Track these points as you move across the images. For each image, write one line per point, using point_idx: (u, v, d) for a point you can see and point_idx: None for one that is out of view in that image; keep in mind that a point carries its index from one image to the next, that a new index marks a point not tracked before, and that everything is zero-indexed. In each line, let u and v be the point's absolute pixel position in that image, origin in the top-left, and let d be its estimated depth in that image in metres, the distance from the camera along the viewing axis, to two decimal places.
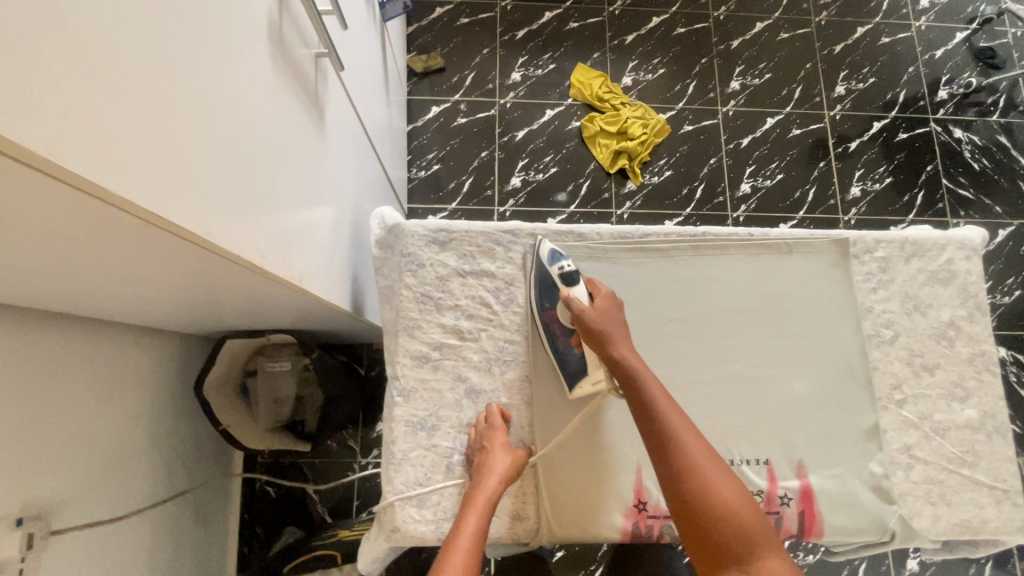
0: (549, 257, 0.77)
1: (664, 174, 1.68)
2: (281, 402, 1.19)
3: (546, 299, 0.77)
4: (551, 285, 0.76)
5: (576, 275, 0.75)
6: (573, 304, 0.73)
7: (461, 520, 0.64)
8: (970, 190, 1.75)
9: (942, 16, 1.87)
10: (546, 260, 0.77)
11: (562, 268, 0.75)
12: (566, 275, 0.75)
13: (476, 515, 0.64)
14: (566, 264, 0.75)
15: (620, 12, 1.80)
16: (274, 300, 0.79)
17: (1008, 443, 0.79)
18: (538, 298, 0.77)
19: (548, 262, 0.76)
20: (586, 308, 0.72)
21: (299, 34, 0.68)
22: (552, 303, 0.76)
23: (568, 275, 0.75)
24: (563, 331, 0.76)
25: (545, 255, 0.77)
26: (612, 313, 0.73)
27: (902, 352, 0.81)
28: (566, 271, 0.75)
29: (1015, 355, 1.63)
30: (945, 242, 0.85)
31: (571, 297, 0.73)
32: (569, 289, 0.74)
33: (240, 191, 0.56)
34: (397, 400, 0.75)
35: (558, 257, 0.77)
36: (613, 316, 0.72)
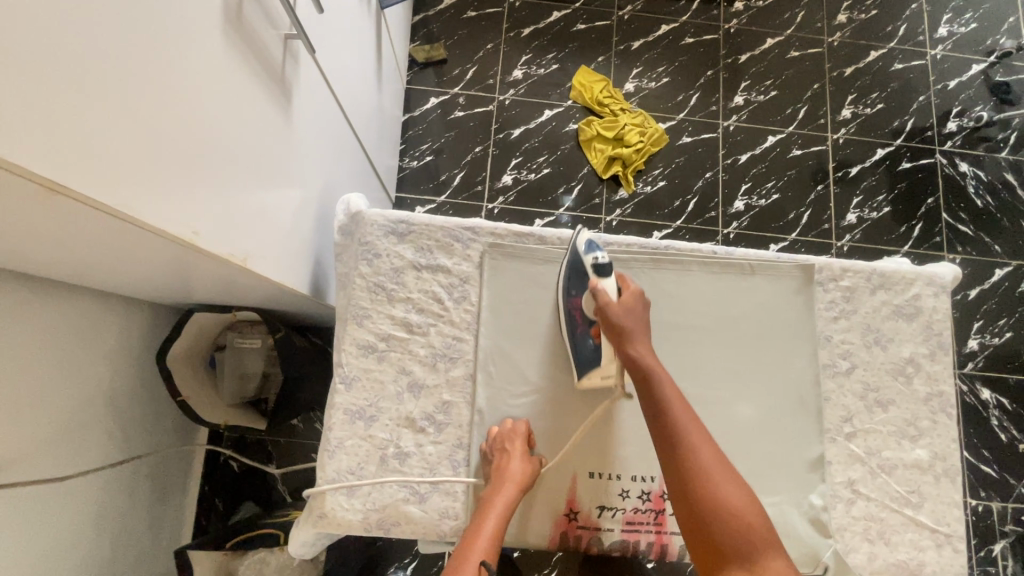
0: (584, 246, 0.75)
1: (658, 184, 1.67)
2: (247, 377, 1.20)
3: (573, 285, 0.76)
4: (583, 274, 0.75)
5: (610, 269, 0.73)
6: (599, 295, 0.71)
7: (478, 523, 0.65)
8: (970, 226, 1.71)
9: (959, 46, 1.83)
10: (581, 248, 0.75)
11: (596, 259, 0.73)
12: (599, 267, 0.73)
13: (493, 518, 0.66)
14: (600, 256, 0.74)
15: (629, 17, 1.78)
16: (229, 278, 0.79)
17: (957, 488, 0.77)
18: (566, 282, 0.77)
19: (583, 251, 0.75)
20: (611, 302, 0.71)
21: (263, 13, 0.68)
22: (579, 292, 0.75)
23: (601, 267, 0.73)
24: (583, 321, 0.75)
25: (580, 244, 0.76)
26: (636, 312, 0.71)
27: (857, 386, 0.80)
28: (599, 262, 0.73)
29: (997, 398, 1.60)
30: (914, 277, 0.83)
31: (598, 288, 0.72)
32: (599, 280, 0.72)
33: (174, 165, 0.55)
34: (338, 387, 0.75)
35: (593, 248, 0.75)
36: (637, 313, 0.71)
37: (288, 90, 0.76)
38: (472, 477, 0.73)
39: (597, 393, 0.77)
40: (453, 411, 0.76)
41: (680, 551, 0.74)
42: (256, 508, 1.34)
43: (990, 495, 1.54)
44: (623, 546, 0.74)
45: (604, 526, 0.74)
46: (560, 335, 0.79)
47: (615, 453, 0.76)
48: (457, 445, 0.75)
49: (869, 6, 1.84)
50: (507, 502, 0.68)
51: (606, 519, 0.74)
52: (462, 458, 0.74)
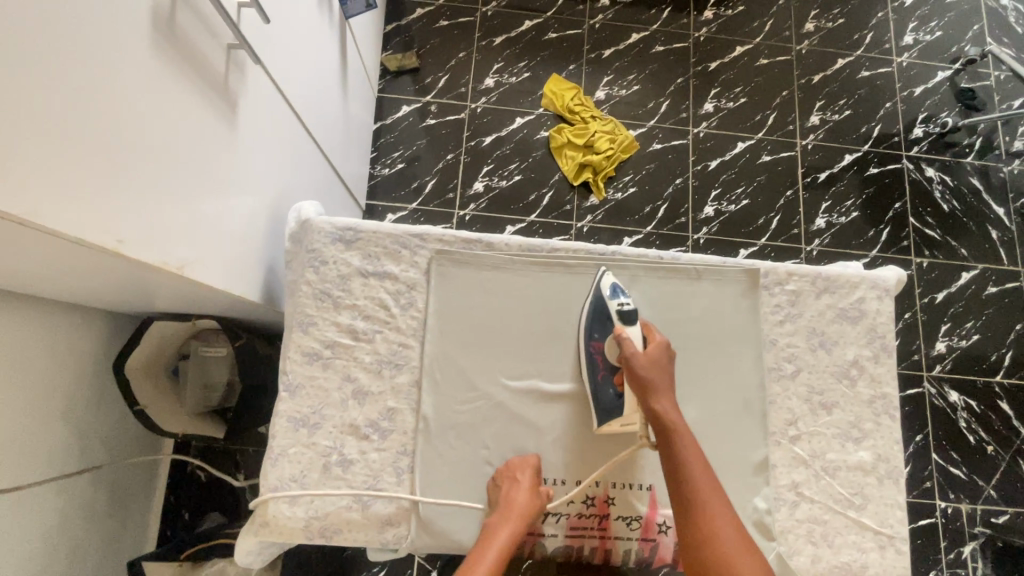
0: (609, 290, 0.77)
1: (628, 191, 1.68)
2: (211, 387, 1.18)
3: (595, 329, 0.77)
4: (608, 318, 0.76)
5: (636, 316, 0.74)
6: (624, 344, 0.72)
7: (478, 551, 0.65)
8: (937, 231, 1.73)
9: (925, 54, 1.86)
10: (607, 292, 0.77)
11: (621, 305, 0.74)
12: (625, 313, 0.74)
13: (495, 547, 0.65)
14: (626, 302, 0.75)
15: (600, 26, 1.80)
16: (174, 288, 0.78)
17: (899, 489, 0.78)
18: (587, 326, 0.78)
19: (609, 295, 0.76)
20: (636, 353, 0.72)
21: (199, 23, 0.68)
22: (602, 336, 0.76)
23: (626, 313, 0.74)
24: (606, 367, 0.76)
25: (606, 288, 0.77)
26: (662, 363, 0.72)
27: (802, 389, 0.80)
28: (626, 308, 0.74)
29: (965, 401, 1.62)
30: (858, 281, 0.84)
31: (624, 335, 0.73)
32: (625, 327, 0.74)
33: (96, 174, 0.54)
34: (282, 395, 0.75)
35: (618, 292, 0.76)
36: (662, 366, 0.72)
37: (232, 100, 0.76)
38: (415, 485, 0.73)
39: (544, 399, 0.78)
40: (397, 418, 0.76)
41: (623, 555, 0.75)
42: (222, 517, 1.33)
43: (959, 497, 1.55)
44: (567, 550, 0.75)
45: (547, 532, 0.74)
46: (507, 341, 0.79)
47: (560, 459, 0.76)
48: (402, 452, 0.75)
49: (836, 15, 1.87)
50: (514, 530, 0.67)
51: (549, 525, 0.74)
52: (406, 465, 0.74)
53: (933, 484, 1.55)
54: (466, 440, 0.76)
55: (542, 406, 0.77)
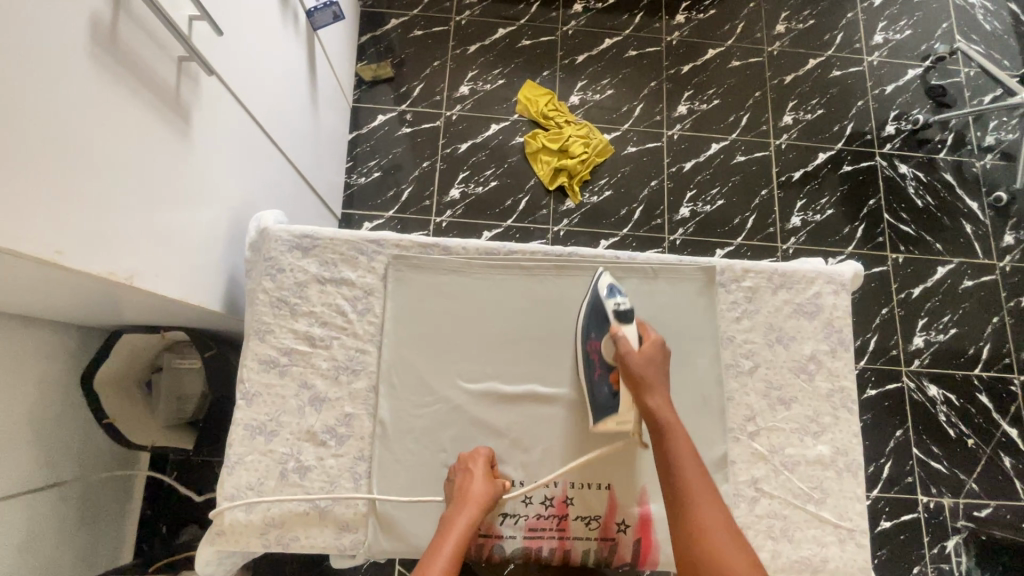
0: (606, 290, 0.76)
1: (604, 194, 1.69)
2: (185, 398, 1.18)
3: (591, 328, 0.77)
4: (604, 317, 0.76)
5: (632, 315, 0.74)
6: (619, 342, 0.72)
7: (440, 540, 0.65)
8: (912, 226, 1.75)
9: (895, 52, 1.88)
10: (603, 291, 0.76)
11: (618, 305, 0.74)
12: (621, 312, 0.74)
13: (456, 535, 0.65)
14: (622, 301, 0.74)
15: (573, 32, 1.82)
16: (131, 300, 0.78)
17: (858, 482, 0.79)
18: (586, 324, 0.78)
19: (604, 294, 0.76)
20: (632, 351, 0.72)
21: (143, 37, 0.69)
22: (598, 335, 0.77)
23: (622, 312, 0.74)
24: (602, 366, 0.76)
25: (603, 288, 0.76)
26: (657, 362, 0.72)
27: (760, 385, 0.81)
28: (621, 307, 0.74)
29: (944, 394, 1.62)
30: (814, 276, 0.85)
31: (619, 334, 0.73)
32: (621, 326, 0.74)
33: (39, 185, 0.54)
34: (238, 403, 0.75)
35: (614, 291, 0.76)
36: (657, 364, 0.72)
37: (183, 112, 0.77)
38: (372, 489, 0.74)
39: (502, 400, 0.78)
40: (355, 424, 0.76)
41: (582, 555, 0.75)
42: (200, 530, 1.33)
43: (941, 491, 1.55)
44: (525, 553, 0.75)
45: (505, 534, 0.74)
46: (466, 344, 0.80)
47: (518, 459, 0.77)
48: (359, 457, 0.75)
49: (807, 16, 1.89)
50: (472, 517, 0.67)
51: (507, 527, 0.75)
52: (363, 471, 0.75)
53: (915, 479, 1.56)
54: (423, 445, 0.76)
55: (500, 408, 0.78)
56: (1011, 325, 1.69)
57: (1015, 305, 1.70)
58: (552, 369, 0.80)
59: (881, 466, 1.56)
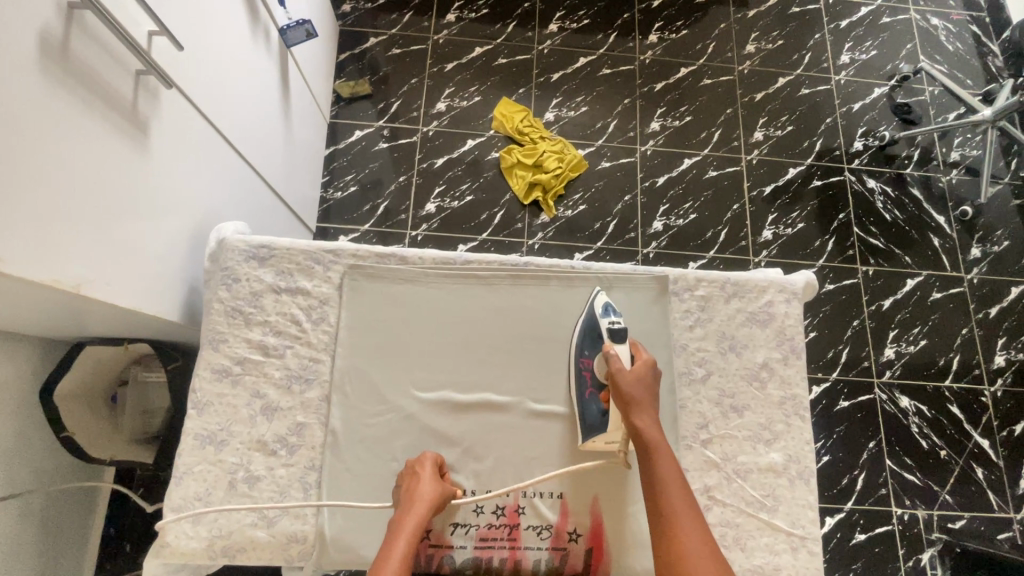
0: (601, 309, 0.84)
1: (578, 208, 1.72)
2: (151, 412, 1.15)
3: (585, 346, 0.84)
4: (599, 336, 0.83)
5: (625, 335, 0.81)
6: (613, 361, 0.79)
7: (389, 544, 0.68)
8: (881, 239, 1.78)
9: (862, 72, 1.93)
10: (599, 310, 0.84)
11: (612, 324, 0.81)
12: (615, 331, 0.81)
13: (404, 538, 0.68)
14: (615, 321, 0.81)
15: (549, 51, 1.86)
16: (86, 312, 0.78)
17: (810, 489, 0.82)
18: (579, 342, 0.85)
19: (599, 313, 0.83)
20: (624, 369, 0.78)
21: (99, 52, 0.71)
22: (591, 353, 0.84)
23: (616, 331, 0.81)
24: (593, 384, 0.83)
25: (598, 307, 0.84)
26: (646, 382, 0.77)
27: (712, 393, 0.85)
28: (615, 326, 0.81)
29: (916, 406, 1.64)
30: (766, 285, 0.89)
31: (612, 352, 0.79)
32: (614, 345, 0.80)
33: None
34: (189, 413, 0.81)
35: (609, 312, 0.83)
36: (646, 383, 0.77)
37: (142, 125, 0.78)
38: (321, 498, 0.80)
39: (454, 409, 0.84)
40: (306, 432, 0.83)
41: (534, 565, 0.81)
42: None
43: (915, 503, 1.56)
44: (476, 562, 0.81)
45: (455, 543, 0.80)
46: (421, 353, 0.87)
47: (470, 468, 0.83)
48: (310, 466, 0.82)
49: (776, 36, 1.94)
50: (418, 520, 0.71)
51: (458, 536, 0.81)
52: (314, 481, 0.81)
53: (889, 491, 1.57)
54: (375, 453, 0.83)
55: (452, 414, 0.84)
56: (981, 336, 1.71)
57: (984, 316, 1.73)
58: (504, 376, 0.86)
59: (854, 478, 1.57)
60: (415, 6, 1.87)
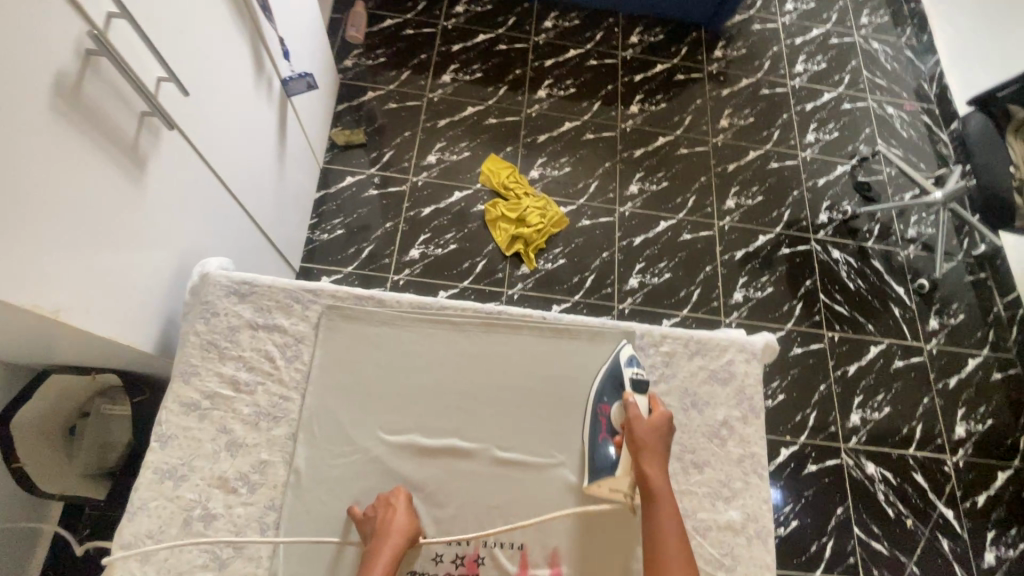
0: (625, 359, 0.88)
1: (558, 262, 1.78)
2: (108, 446, 1.11)
3: (606, 393, 0.87)
4: (621, 384, 0.86)
5: (645, 386, 0.84)
6: (631, 409, 0.82)
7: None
8: (845, 307, 1.86)
9: (826, 150, 2.08)
10: (623, 359, 0.88)
11: (635, 373, 0.85)
12: (636, 381, 0.85)
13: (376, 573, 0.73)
14: (638, 371, 0.85)
15: (537, 114, 1.98)
16: (58, 340, 0.78)
17: (767, 549, 0.84)
18: (601, 388, 0.88)
19: (623, 362, 0.87)
20: (640, 418, 0.81)
21: (109, 93, 0.76)
22: (610, 399, 0.86)
23: (637, 381, 0.84)
24: (607, 429, 0.84)
25: (623, 357, 0.88)
26: (661, 433, 0.80)
27: (674, 448, 0.88)
28: (636, 375, 0.85)
29: (882, 472, 1.67)
30: (727, 344, 0.93)
31: (630, 399, 0.83)
32: (634, 394, 0.84)
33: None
34: (153, 445, 0.81)
35: (633, 362, 0.87)
36: (661, 435, 0.80)
37: (140, 162, 0.82)
38: (279, 540, 0.79)
39: (419, 453, 0.85)
40: (268, 471, 0.83)
41: None
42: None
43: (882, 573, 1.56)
44: None
45: None
46: (392, 394, 0.88)
47: (431, 514, 0.83)
48: (270, 506, 0.81)
49: (747, 114, 2.10)
50: (394, 550, 0.75)
51: None
52: (272, 521, 0.81)
53: (857, 559, 1.57)
54: (337, 495, 0.83)
55: (417, 458, 0.85)
56: (941, 405, 1.77)
57: (943, 385, 1.79)
58: (473, 422, 0.88)
59: (823, 545, 1.57)
60: (414, 65, 1.99)
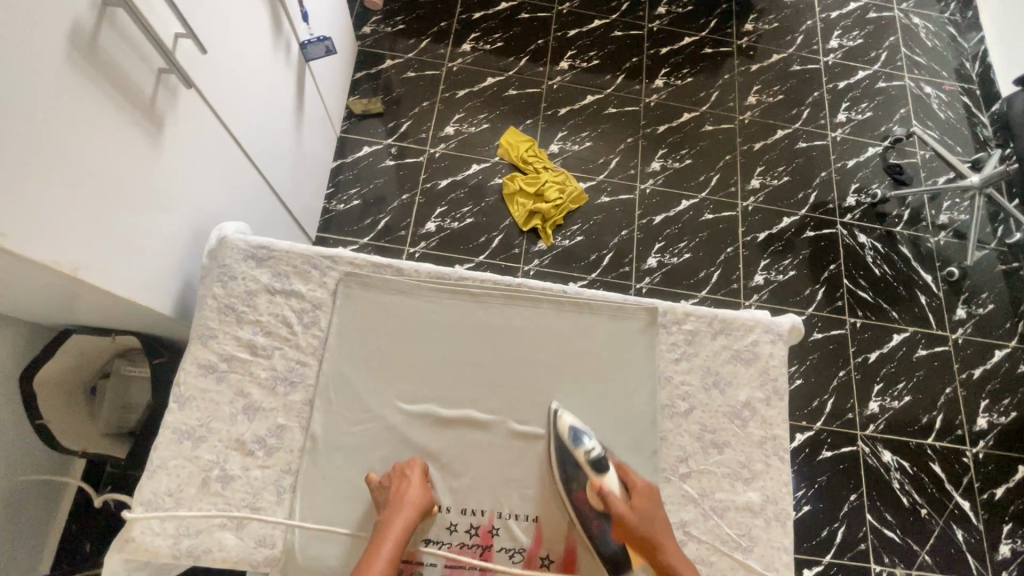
0: (571, 436, 0.82)
1: (575, 239, 1.75)
2: (128, 407, 1.12)
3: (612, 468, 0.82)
4: (581, 468, 0.81)
5: (604, 462, 0.81)
6: (608, 498, 0.78)
7: (375, 548, 0.73)
8: (869, 293, 1.81)
9: (857, 131, 2.00)
10: (569, 439, 0.82)
11: (590, 452, 0.81)
12: (594, 460, 0.81)
13: (389, 544, 0.73)
14: (591, 446, 0.81)
15: (558, 86, 1.92)
16: (78, 299, 0.78)
17: (786, 532, 0.83)
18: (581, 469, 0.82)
19: (573, 445, 0.82)
20: (622, 509, 0.77)
21: (125, 46, 0.74)
22: (580, 486, 0.82)
23: (596, 460, 0.80)
24: (597, 515, 0.81)
25: (569, 437, 0.82)
26: (650, 514, 0.77)
27: (693, 427, 0.87)
28: (593, 455, 0.81)
29: (898, 461, 1.64)
30: (753, 324, 0.91)
31: (603, 488, 0.79)
32: (600, 476, 0.80)
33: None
34: (171, 406, 0.82)
35: (580, 436, 0.82)
36: (653, 516, 0.77)
37: (156, 121, 0.80)
38: (294, 502, 0.80)
39: (435, 423, 0.85)
40: (285, 435, 0.83)
41: None
42: None
43: (893, 561, 1.55)
44: None
45: (426, 560, 0.80)
46: (408, 364, 0.87)
47: (446, 485, 0.83)
48: (286, 470, 0.81)
49: (777, 91, 2.02)
50: (407, 521, 0.75)
51: (429, 554, 0.80)
52: (288, 485, 0.81)
53: (868, 546, 1.56)
54: (353, 461, 0.83)
55: (433, 427, 0.85)
56: (964, 396, 1.73)
57: (967, 376, 1.75)
58: (490, 395, 0.87)
59: (834, 531, 1.56)
60: (433, 33, 1.94)
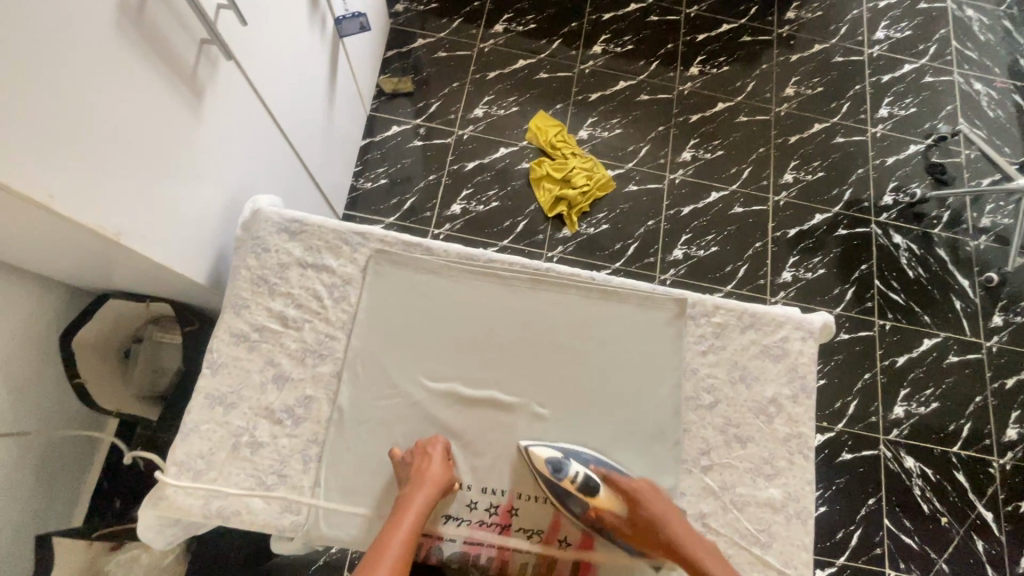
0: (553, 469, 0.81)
1: (601, 227, 1.73)
2: (161, 370, 1.15)
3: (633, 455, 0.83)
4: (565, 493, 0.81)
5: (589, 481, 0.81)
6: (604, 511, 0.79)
7: (395, 522, 0.75)
8: (901, 294, 1.76)
9: (899, 127, 1.93)
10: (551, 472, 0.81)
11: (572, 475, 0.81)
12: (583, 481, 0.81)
13: (409, 519, 0.75)
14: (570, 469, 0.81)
15: (590, 71, 1.89)
16: (120, 264, 0.81)
17: (806, 530, 0.83)
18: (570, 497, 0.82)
19: (557, 477, 0.81)
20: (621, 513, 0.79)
21: (169, 15, 0.74)
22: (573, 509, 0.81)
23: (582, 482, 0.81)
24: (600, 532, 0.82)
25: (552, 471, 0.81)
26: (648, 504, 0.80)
27: (718, 420, 0.87)
28: (580, 478, 0.81)
29: (921, 468, 1.61)
30: (783, 320, 0.90)
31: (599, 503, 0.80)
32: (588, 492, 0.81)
33: (32, 121, 0.57)
34: (204, 372, 0.84)
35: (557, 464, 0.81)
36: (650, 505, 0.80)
37: (197, 91, 0.81)
38: (319, 470, 0.82)
39: (458, 402, 0.86)
40: (312, 406, 0.85)
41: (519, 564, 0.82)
42: None
43: (909, 567, 1.53)
44: (464, 555, 0.82)
45: (446, 535, 0.82)
46: (433, 343, 0.88)
47: (467, 463, 0.84)
48: (312, 440, 0.83)
49: (816, 82, 1.96)
50: (427, 497, 0.76)
51: (449, 529, 0.82)
52: (314, 454, 0.83)
53: (884, 550, 1.54)
54: (377, 435, 0.84)
55: (455, 406, 0.86)
56: (994, 406, 1.68)
57: (999, 386, 1.70)
58: (512, 377, 0.87)
59: (849, 533, 1.54)
60: (466, 13, 1.92)
